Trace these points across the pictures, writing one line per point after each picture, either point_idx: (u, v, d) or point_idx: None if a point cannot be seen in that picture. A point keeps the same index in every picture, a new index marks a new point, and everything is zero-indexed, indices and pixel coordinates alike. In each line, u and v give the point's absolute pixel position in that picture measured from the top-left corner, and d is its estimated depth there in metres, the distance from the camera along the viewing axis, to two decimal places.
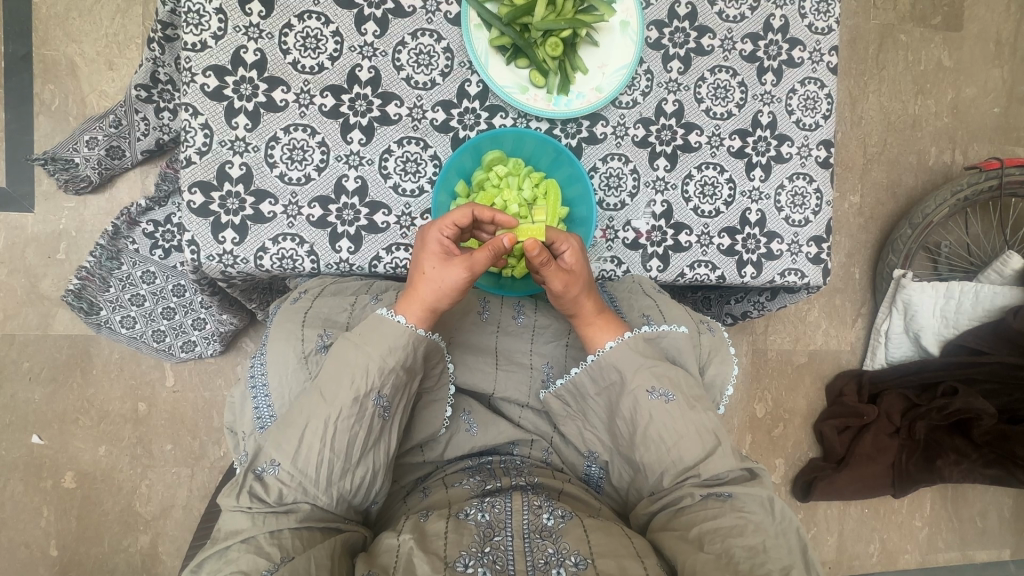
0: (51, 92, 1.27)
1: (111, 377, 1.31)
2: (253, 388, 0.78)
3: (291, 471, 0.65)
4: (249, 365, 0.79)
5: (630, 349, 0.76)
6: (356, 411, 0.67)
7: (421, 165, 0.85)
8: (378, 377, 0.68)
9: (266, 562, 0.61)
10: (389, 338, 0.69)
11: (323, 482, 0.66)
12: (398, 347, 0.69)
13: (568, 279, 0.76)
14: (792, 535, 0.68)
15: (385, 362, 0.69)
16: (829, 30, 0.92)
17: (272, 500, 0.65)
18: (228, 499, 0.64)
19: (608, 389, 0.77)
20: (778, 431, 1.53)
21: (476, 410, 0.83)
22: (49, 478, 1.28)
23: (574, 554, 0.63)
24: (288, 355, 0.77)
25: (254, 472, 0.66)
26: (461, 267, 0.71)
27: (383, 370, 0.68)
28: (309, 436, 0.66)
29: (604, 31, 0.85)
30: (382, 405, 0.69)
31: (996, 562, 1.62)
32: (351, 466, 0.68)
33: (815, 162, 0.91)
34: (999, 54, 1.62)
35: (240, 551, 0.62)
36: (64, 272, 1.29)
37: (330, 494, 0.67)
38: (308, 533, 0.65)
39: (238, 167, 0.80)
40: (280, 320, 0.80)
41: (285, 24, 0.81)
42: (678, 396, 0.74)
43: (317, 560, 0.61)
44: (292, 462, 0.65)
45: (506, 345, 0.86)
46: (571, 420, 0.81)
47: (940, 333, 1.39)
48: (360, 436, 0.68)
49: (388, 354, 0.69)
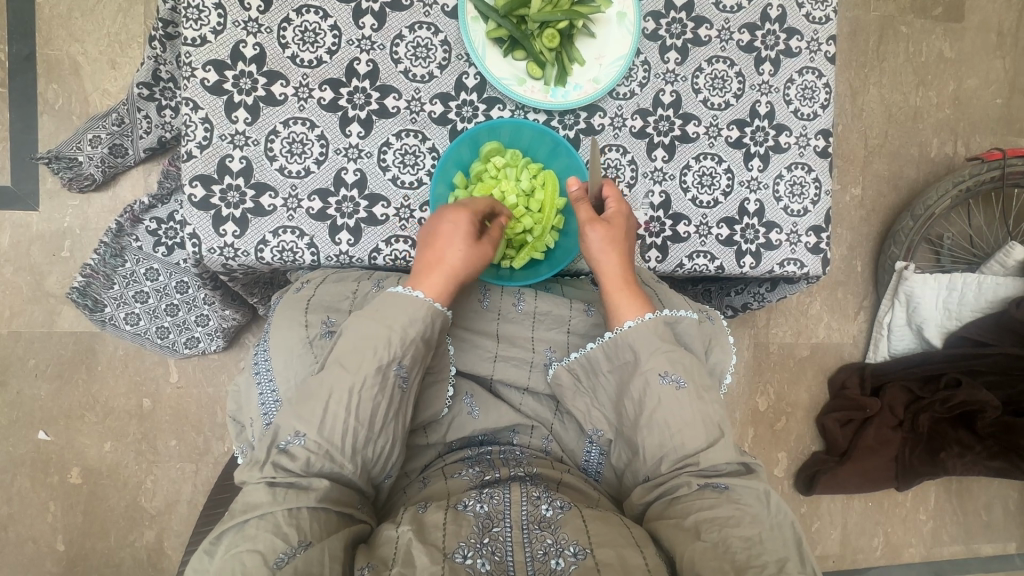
0: (55, 91, 1.28)
1: (115, 374, 1.32)
2: (258, 376, 0.81)
3: (317, 441, 0.66)
4: (254, 354, 0.82)
5: (649, 330, 0.75)
6: (376, 380, 0.69)
7: (420, 157, 0.85)
8: (399, 349, 0.70)
9: (283, 544, 0.60)
10: (408, 311, 0.71)
11: (348, 451, 0.67)
12: (417, 319, 0.71)
13: (588, 229, 0.78)
14: (787, 528, 0.68)
15: (406, 333, 0.70)
16: (827, 19, 0.92)
17: (299, 470, 0.66)
18: (253, 472, 0.65)
19: (621, 367, 0.77)
20: (780, 425, 1.53)
21: (478, 395, 0.83)
22: (55, 474, 1.30)
23: (573, 544, 0.63)
24: (293, 341, 0.79)
25: (278, 447, 0.67)
26: (488, 248, 0.77)
27: (404, 341, 0.70)
28: (333, 406, 0.67)
29: (601, 23, 0.85)
30: (402, 374, 0.70)
31: (1001, 556, 1.62)
32: (373, 436, 0.69)
33: (814, 152, 0.91)
34: (1001, 45, 1.61)
35: (258, 528, 0.61)
36: (69, 269, 1.30)
37: (355, 463, 0.68)
38: (326, 515, 0.64)
39: (238, 160, 0.81)
40: (282, 309, 0.81)
41: (284, 19, 0.82)
42: (689, 383, 0.74)
43: (330, 551, 0.61)
44: (317, 432, 0.66)
45: (506, 333, 0.86)
46: (580, 396, 0.82)
47: (943, 325, 1.38)
48: (382, 406, 0.69)
49: (408, 325, 0.71)
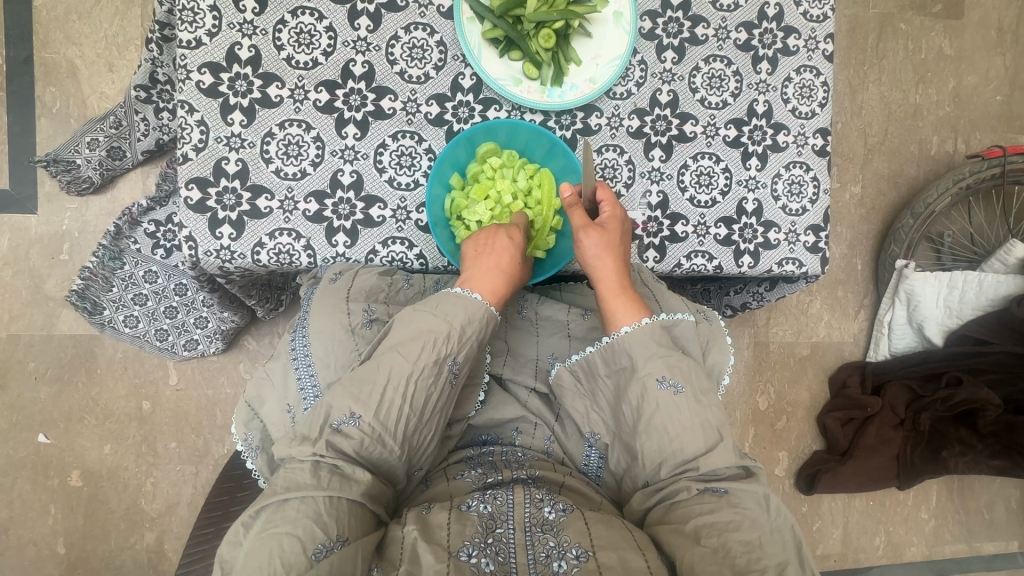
0: (52, 94, 1.28)
1: (115, 377, 1.32)
2: (294, 361, 0.80)
3: (371, 425, 0.67)
4: (289, 340, 0.82)
5: (646, 335, 0.75)
6: (432, 373, 0.70)
7: (416, 158, 0.85)
8: (456, 344, 0.71)
9: (323, 534, 0.60)
10: (468, 308, 0.72)
11: (398, 437, 0.68)
12: (476, 317, 0.72)
13: (582, 234, 0.78)
14: (787, 532, 0.68)
15: (464, 329, 0.72)
16: (825, 17, 0.91)
17: (353, 451, 0.66)
18: (305, 447, 0.65)
19: (618, 373, 0.77)
20: (782, 424, 1.53)
21: (488, 389, 0.85)
22: (56, 477, 1.30)
23: (575, 547, 0.63)
24: (335, 327, 0.80)
25: (332, 426, 0.67)
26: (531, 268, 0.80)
27: (462, 338, 0.72)
28: (390, 392, 0.68)
29: (597, 22, 0.85)
30: (454, 371, 0.72)
31: (1003, 555, 1.61)
32: (421, 424, 0.70)
33: (812, 150, 0.91)
34: (1001, 41, 1.60)
35: (298, 511, 0.61)
36: (67, 272, 1.30)
37: (401, 449, 0.69)
38: (361, 508, 0.64)
39: (234, 163, 0.80)
40: (322, 294, 0.81)
41: (279, 21, 0.82)
42: (687, 388, 0.74)
43: (362, 552, 0.61)
44: (373, 416, 0.67)
45: (511, 337, 0.89)
46: (580, 398, 0.82)
47: (944, 324, 1.38)
48: (433, 398, 0.70)
49: (466, 322, 0.72)
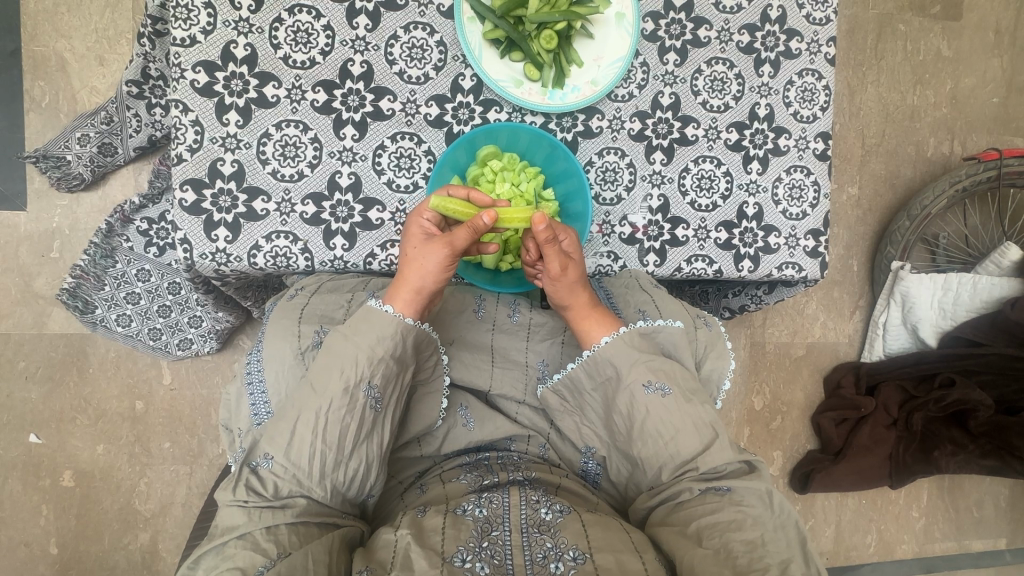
0: (41, 89, 1.26)
1: (108, 375, 1.30)
2: (249, 385, 0.78)
3: (284, 465, 0.65)
4: (245, 362, 0.79)
5: (624, 345, 0.76)
6: (343, 403, 0.66)
7: (415, 160, 0.84)
8: (367, 368, 0.68)
9: (263, 558, 0.61)
10: (379, 329, 0.69)
11: (315, 475, 0.66)
12: (386, 338, 0.69)
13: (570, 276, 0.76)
14: (791, 529, 0.68)
15: (373, 352, 0.68)
16: (828, 20, 0.90)
17: (268, 494, 0.64)
18: (224, 493, 0.64)
19: (604, 384, 0.77)
20: (776, 424, 1.53)
21: (473, 405, 0.83)
22: (47, 477, 1.28)
23: (573, 548, 0.62)
24: (285, 350, 0.77)
25: (249, 467, 0.65)
26: (440, 244, 0.70)
27: (373, 360, 0.68)
28: (301, 429, 0.66)
29: (599, 23, 0.84)
30: (373, 396, 0.68)
31: (991, 552, 1.63)
32: (343, 458, 0.67)
33: (813, 154, 0.91)
34: (998, 44, 1.61)
35: (237, 548, 0.61)
36: (59, 271, 1.28)
37: (323, 487, 0.66)
38: (304, 527, 0.64)
39: (229, 164, 0.79)
40: (277, 316, 0.80)
41: (275, 18, 0.80)
42: (674, 389, 0.74)
43: (314, 556, 0.61)
44: (285, 456, 0.65)
45: (499, 344, 0.85)
46: (569, 414, 0.81)
47: (938, 325, 1.38)
48: (352, 429, 0.67)
49: (376, 344, 0.68)
